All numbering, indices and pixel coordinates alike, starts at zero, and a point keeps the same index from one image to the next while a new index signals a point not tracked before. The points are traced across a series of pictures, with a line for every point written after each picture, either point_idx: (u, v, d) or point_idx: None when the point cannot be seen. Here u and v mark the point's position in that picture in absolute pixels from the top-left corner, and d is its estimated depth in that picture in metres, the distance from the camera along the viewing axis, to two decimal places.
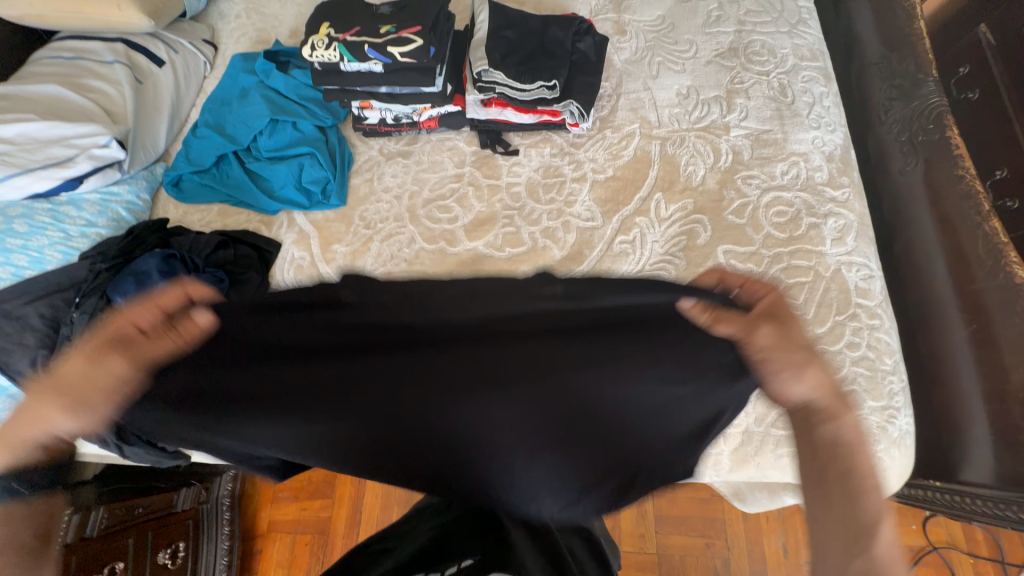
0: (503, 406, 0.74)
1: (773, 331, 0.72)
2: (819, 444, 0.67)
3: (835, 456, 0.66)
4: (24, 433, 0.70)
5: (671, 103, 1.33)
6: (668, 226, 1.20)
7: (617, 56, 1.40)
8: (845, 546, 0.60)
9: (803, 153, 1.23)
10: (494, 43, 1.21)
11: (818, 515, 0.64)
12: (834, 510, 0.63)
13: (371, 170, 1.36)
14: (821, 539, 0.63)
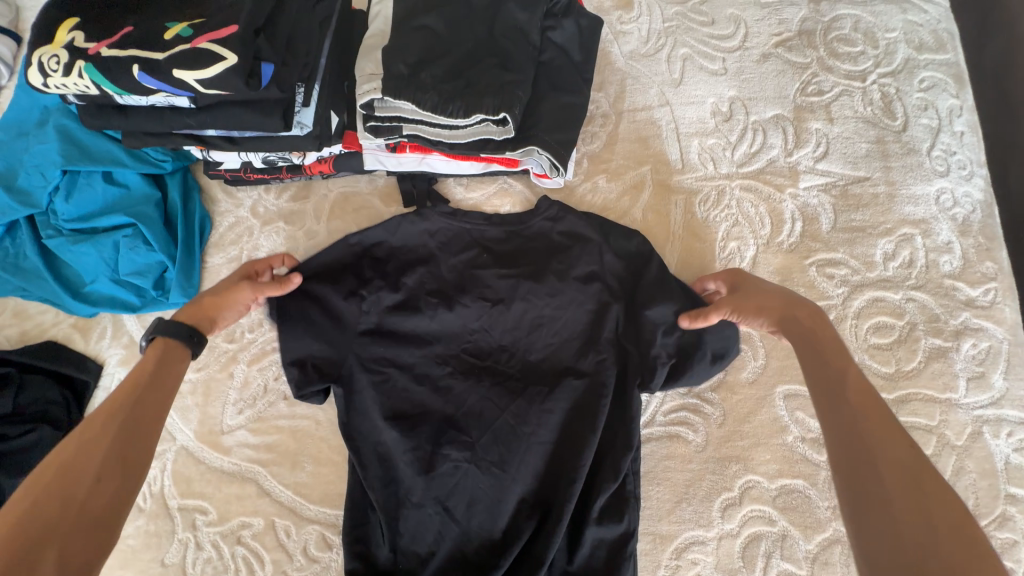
0: (498, 333, 0.77)
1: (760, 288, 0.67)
2: (826, 349, 0.57)
3: (835, 361, 0.55)
4: (144, 380, 0.59)
5: (703, 129, 0.83)
6: None
7: (617, 46, 0.88)
8: (912, 476, 0.45)
9: (921, 221, 0.75)
10: (405, 42, 0.69)
11: (860, 440, 0.48)
12: (877, 420, 0.49)
13: (239, 241, 0.89)
14: (861, 465, 0.47)
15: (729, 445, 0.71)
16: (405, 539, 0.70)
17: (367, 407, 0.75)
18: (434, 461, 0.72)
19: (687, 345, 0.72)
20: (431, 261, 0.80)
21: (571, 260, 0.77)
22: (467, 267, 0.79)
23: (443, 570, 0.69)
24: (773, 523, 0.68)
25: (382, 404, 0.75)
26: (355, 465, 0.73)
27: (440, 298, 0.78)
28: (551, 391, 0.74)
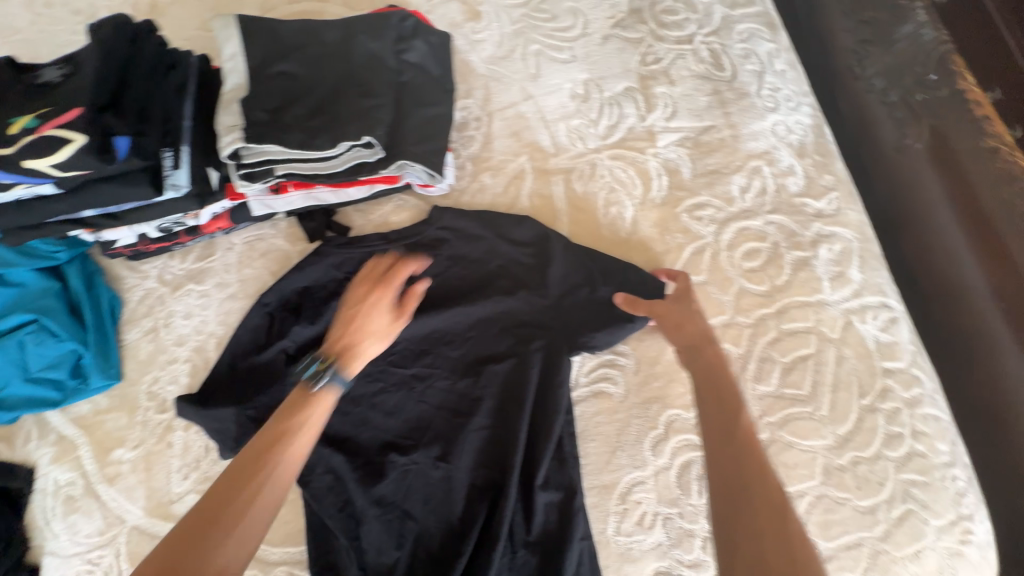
0: (420, 339, 0.82)
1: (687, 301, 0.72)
2: (723, 382, 0.61)
3: (725, 392, 0.60)
4: (301, 434, 0.61)
5: (566, 112, 0.90)
6: None
7: (476, 54, 0.95)
8: (772, 501, 0.51)
9: (764, 152, 0.85)
10: (262, 90, 0.73)
11: (738, 474, 0.53)
12: (753, 454, 0.54)
13: (153, 312, 0.90)
14: (733, 493, 0.52)
15: (647, 388, 0.77)
16: (369, 557, 0.72)
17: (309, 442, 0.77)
18: (384, 471, 0.76)
19: (588, 309, 0.78)
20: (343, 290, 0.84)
21: (470, 260, 0.83)
22: None
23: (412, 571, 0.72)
24: (698, 447, 0.74)
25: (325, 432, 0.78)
26: (308, 500, 0.75)
27: None
28: (479, 380, 0.79)
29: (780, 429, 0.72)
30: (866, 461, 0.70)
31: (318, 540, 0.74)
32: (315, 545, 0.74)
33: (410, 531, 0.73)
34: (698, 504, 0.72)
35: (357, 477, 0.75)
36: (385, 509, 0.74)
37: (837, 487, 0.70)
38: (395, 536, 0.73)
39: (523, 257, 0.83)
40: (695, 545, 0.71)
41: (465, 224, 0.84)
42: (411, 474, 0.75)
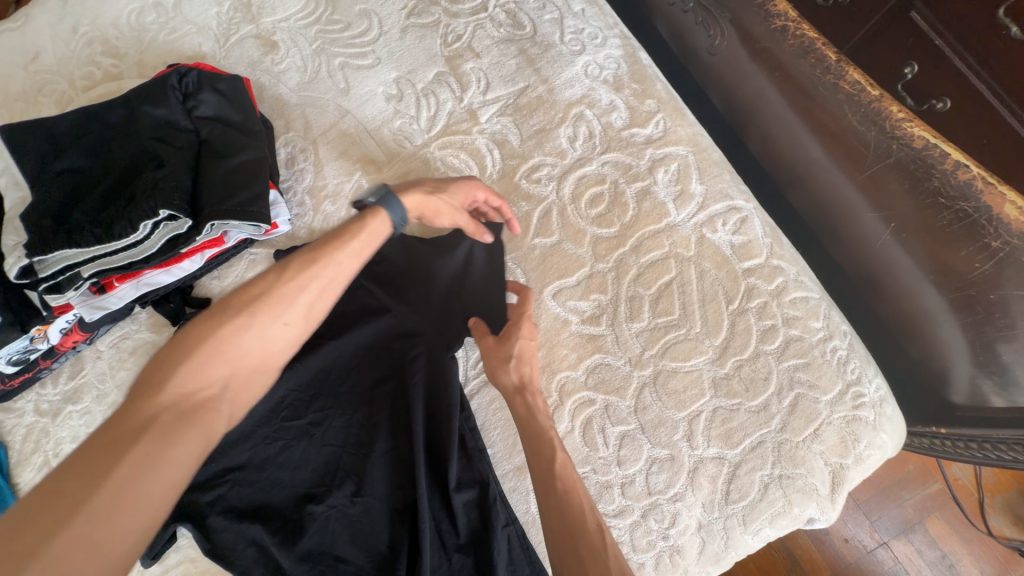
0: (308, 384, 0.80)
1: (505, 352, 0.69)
2: (538, 444, 0.64)
3: (542, 448, 0.64)
4: (288, 297, 0.56)
5: (386, 117, 0.88)
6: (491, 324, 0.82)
7: (282, 86, 0.92)
8: (593, 534, 0.57)
9: (583, 97, 0.84)
10: (45, 195, 0.69)
11: (561, 526, 0.58)
12: (572, 495, 0.60)
13: (40, 446, 0.86)
14: (566, 541, 0.57)
15: None
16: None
17: (222, 523, 0.75)
18: (305, 526, 0.74)
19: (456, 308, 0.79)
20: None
21: None
22: None
23: None
24: (594, 402, 0.74)
25: (236, 508, 0.76)
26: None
27: None
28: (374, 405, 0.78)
29: (663, 359, 0.74)
30: (747, 363, 0.73)
31: None
32: None
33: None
34: (607, 455, 0.73)
35: (277, 542, 0.74)
36: (316, 563, 0.73)
37: (728, 395, 0.72)
38: None
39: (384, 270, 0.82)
40: (615, 494, 0.71)
41: None
42: (332, 519, 0.75)
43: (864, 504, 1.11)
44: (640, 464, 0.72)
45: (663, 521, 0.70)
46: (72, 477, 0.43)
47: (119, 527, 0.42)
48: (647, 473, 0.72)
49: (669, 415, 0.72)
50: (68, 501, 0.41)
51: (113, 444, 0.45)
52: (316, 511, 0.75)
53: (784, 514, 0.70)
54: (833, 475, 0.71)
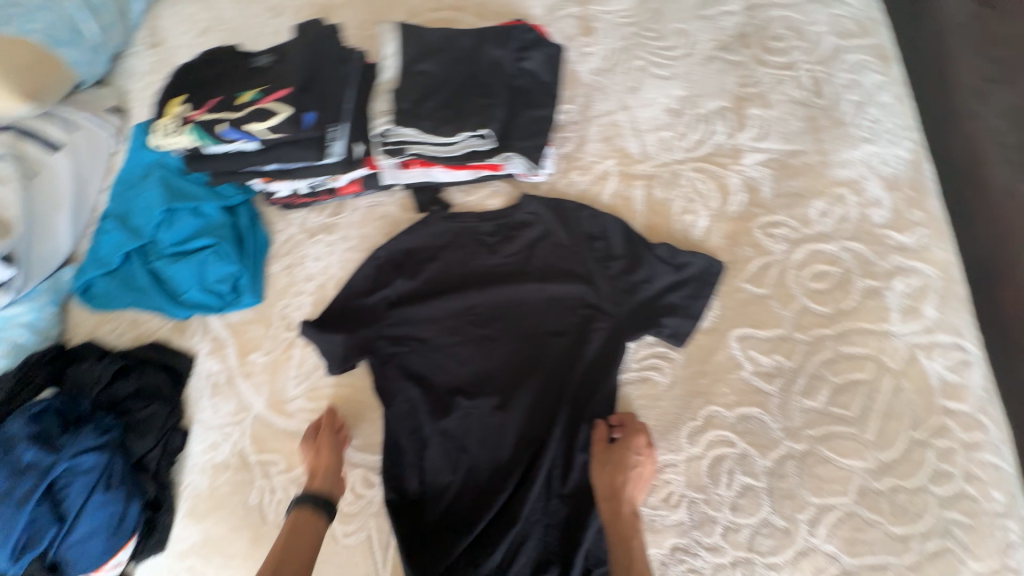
0: (497, 305, 0.95)
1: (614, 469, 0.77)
2: (624, 550, 0.72)
3: (625, 543, 0.73)
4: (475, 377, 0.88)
5: (658, 125, 0.99)
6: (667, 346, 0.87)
7: (582, 66, 1.07)
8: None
9: (851, 181, 0.87)
10: (408, 85, 0.91)
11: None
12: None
13: (291, 252, 1.12)
14: None
15: (694, 384, 0.83)
16: (427, 476, 0.87)
17: (396, 372, 0.95)
18: (452, 407, 0.90)
19: (647, 307, 0.88)
20: (441, 258, 1.00)
21: (549, 244, 0.96)
22: (471, 256, 0.99)
23: (460, 496, 0.85)
24: (734, 445, 0.79)
25: (408, 367, 0.95)
26: (387, 419, 0.92)
27: (451, 284, 0.98)
28: (542, 348, 0.90)
29: (820, 444, 0.76)
30: (905, 491, 0.72)
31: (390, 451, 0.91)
32: (387, 455, 0.91)
33: (463, 461, 0.87)
34: (724, 496, 0.77)
35: (428, 407, 0.91)
36: (447, 440, 0.89)
37: (869, 509, 0.73)
38: (450, 463, 0.87)
39: (600, 249, 0.94)
40: (716, 531, 0.76)
41: (550, 215, 0.97)
42: (473, 415, 0.89)
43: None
44: (752, 520, 0.75)
45: None
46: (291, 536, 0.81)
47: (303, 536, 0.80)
48: (754, 531, 0.75)
49: (802, 495, 0.75)
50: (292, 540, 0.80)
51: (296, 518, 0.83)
52: (464, 403, 0.90)
53: None
54: None
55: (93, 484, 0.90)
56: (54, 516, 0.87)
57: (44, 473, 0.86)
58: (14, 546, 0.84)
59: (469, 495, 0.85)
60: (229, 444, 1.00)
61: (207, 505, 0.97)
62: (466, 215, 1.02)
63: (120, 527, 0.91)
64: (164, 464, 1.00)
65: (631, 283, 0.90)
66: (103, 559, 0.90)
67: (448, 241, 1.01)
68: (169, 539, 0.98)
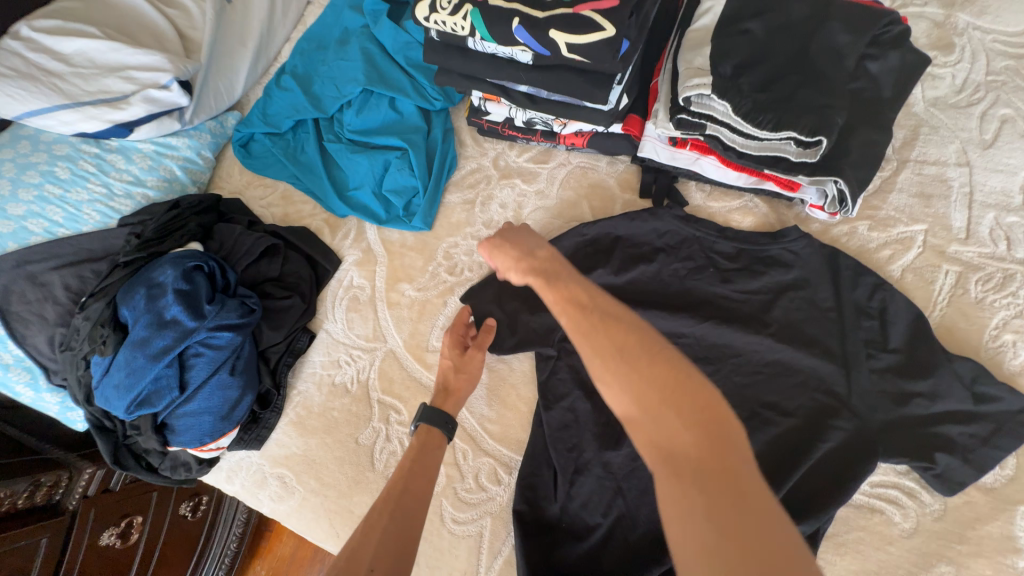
0: (712, 348, 0.76)
1: (518, 249, 0.69)
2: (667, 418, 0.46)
3: (679, 371, 0.49)
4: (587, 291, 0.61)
5: (1005, 202, 0.74)
6: (921, 485, 0.68)
7: (922, 89, 0.81)
8: (687, 504, 0.42)
9: None
10: (729, 44, 0.69)
11: (701, 480, 0.42)
12: (653, 436, 0.46)
13: (476, 187, 0.96)
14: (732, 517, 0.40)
15: (942, 545, 0.65)
16: (572, 505, 0.76)
17: (567, 374, 0.81)
18: (622, 440, 0.76)
19: (911, 427, 0.68)
20: (658, 262, 0.81)
21: (806, 298, 0.75)
22: (696, 274, 0.80)
23: (604, 544, 0.73)
24: None
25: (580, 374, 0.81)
26: (542, 422, 0.80)
27: (662, 298, 0.80)
28: (757, 422, 0.72)
29: None
30: None
31: (534, 458, 0.79)
32: (529, 462, 0.79)
33: (618, 506, 0.74)
34: None
35: (592, 430, 0.78)
36: (604, 475, 0.75)
37: None
38: (604, 504, 0.74)
39: (870, 331, 0.73)
40: None
41: (817, 264, 0.76)
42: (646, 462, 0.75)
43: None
44: None
45: None
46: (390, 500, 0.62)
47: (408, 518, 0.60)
48: None
49: None
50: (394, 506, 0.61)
51: (401, 484, 0.64)
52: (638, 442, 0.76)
53: None
54: None
55: (220, 363, 0.82)
56: (177, 382, 0.80)
57: (182, 335, 0.79)
58: (133, 397, 0.79)
59: (617, 549, 0.72)
60: (354, 369, 0.92)
61: (315, 423, 0.90)
62: (705, 222, 0.81)
63: (231, 414, 0.84)
64: (283, 363, 0.92)
65: (902, 390, 0.70)
66: (205, 440, 0.83)
67: (674, 247, 0.82)
68: (266, 439, 0.91)
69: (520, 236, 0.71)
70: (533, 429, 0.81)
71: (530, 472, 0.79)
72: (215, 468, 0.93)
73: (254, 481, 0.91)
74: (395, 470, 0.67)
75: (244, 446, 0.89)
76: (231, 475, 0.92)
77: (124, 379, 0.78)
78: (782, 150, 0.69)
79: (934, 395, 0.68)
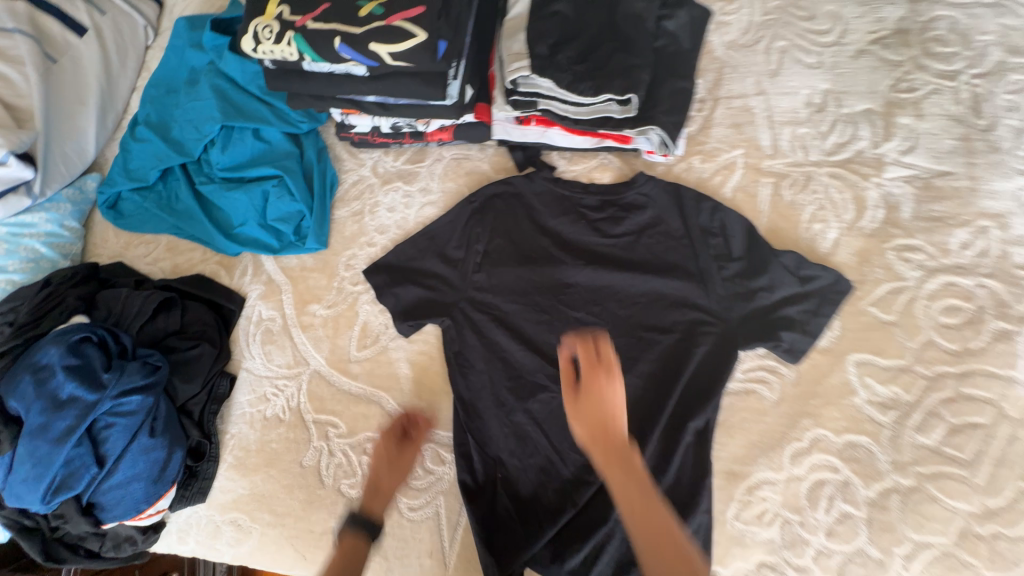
0: (596, 292, 0.88)
1: (585, 394, 0.68)
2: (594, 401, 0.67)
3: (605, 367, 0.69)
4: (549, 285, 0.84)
5: (797, 118, 0.90)
6: (779, 362, 0.82)
7: (717, 36, 0.95)
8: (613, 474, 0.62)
9: (999, 214, 0.81)
10: (541, 27, 0.77)
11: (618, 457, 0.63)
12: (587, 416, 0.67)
13: (362, 197, 1.00)
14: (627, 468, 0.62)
15: (803, 404, 0.80)
16: (508, 461, 0.83)
17: (476, 344, 0.88)
18: (538, 391, 0.85)
19: (760, 317, 0.82)
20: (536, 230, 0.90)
21: (664, 234, 0.88)
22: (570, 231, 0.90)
23: (544, 488, 0.81)
24: (836, 471, 0.77)
25: (489, 343, 0.88)
26: (465, 396, 0.86)
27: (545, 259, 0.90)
28: (643, 346, 0.84)
29: (928, 482, 0.74)
30: (1008, 540, 0.72)
31: (463, 429, 0.86)
32: (460, 433, 0.86)
33: (543, 449, 0.83)
34: (820, 520, 0.76)
35: (507, 389, 0.86)
36: (527, 425, 0.84)
37: (966, 551, 0.72)
38: (534, 450, 0.83)
39: (719, 247, 0.86)
40: (807, 553, 0.75)
41: (667, 202, 0.88)
42: (562, 404, 0.84)
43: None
44: (847, 548, 0.74)
45: None
46: (373, 489, 0.78)
47: (387, 489, 0.78)
48: (847, 559, 0.74)
49: (901, 530, 0.73)
50: (378, 489, 0.78)
51: (386, 466, 0.80)
52: (551, 386, 0.85)
53: None
54: None
55: (137, 428, 0.81)
56: (93, 457, 0.78)
57: (85, 410, 0.77)
58: (48, 487, 0.75)
59: (553, 487, 0.81)
60: (283, 398, 0.93)
61: (255, 460, 0.91)
62: (567, 184, 0.91)
63: (162, 476, 0.83)
64: (208, 412, 0.91)
65: (750, 289, 0.83)
66: (141, 507, 0.82)
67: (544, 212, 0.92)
68: (210, 490, 0.91)
69: (593, 375, 0.69)
70: (456, 402, 0.87)
71: (464, 444, 0.85)
72: (163, 534, 0.91)
73: (207, 534, 0.90)
74: (377, 454, 0.82)
75: (187, 502, 0.89)
76: (181, 536, 0.91)
77: (32, 470, 0.75)
78: (608, 111, 0.78)
79: (773, 287, 0.82)
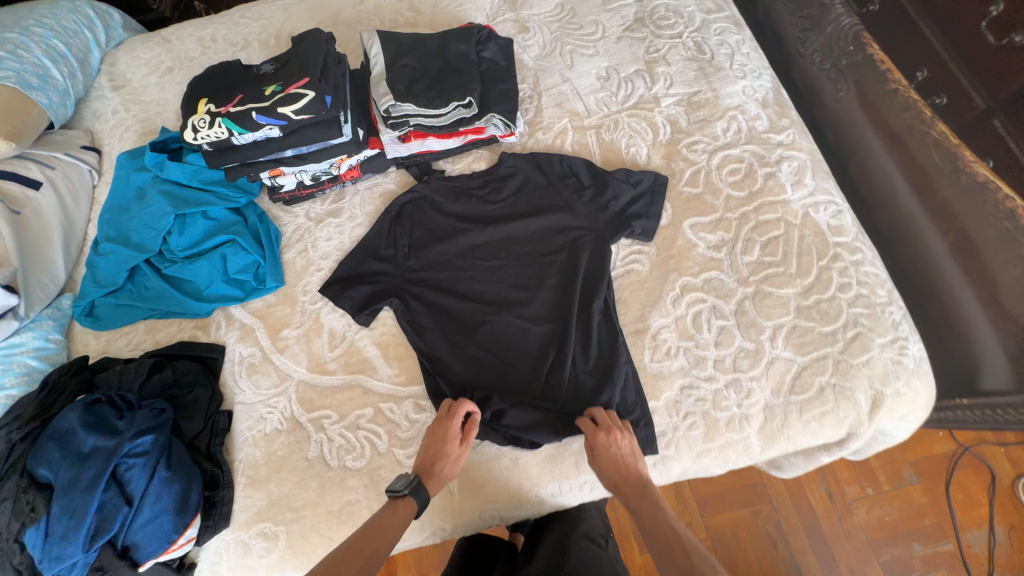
0: (500, 243, 1.14)
1: (609, 460, 0.89)
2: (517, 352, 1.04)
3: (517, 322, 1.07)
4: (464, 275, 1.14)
5: (595, 88, 1.27)
6: (642, 244, 1.11)
7: (526, 55, 1.34)
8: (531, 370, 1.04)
9: (738, 105, 1.19)
10: (397, 75, 1.11)
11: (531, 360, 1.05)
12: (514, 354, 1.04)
13: (303, 239, 1.24)
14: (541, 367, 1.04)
15: (667, 265, 1.08)
16: (473, 386, 1.03)
17: (423, 310, 1.10)
18: (479, 327, 1.07)
19: (616, 217, 1.12)
20: (442, 215, 1.18)
21: (534, 187, 1.18)
22: (467, 208, 1.18)
23: (507, 395, 1.01)
24: (705, 300, 1.03)
25: (432, 306, 1.10)
26: (425, 351, 1.07)
27: (455, 232, 1.16)
28: (545, 267, 1.10)
29: (763, 284, 1.03)
30: (825, 300, 1.00)
31: (432, 378, 1.05)
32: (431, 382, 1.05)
33: (497, 368, 1.04)
34: (707, 338, 1.00)
35: (455, 334, 1.07)
36: (479, 355, 1.05)
37: (805, 318, 0.99)
38: (490, 371, 1.03)
39: (573, 183, 1.17)
40: (708, 364, 0.99)
41: (528, 166, 1.20)
42: (500, 329, 1.06)
43: (877, 541, 1.42)
44: (731, 349, 0.99)
45: (739, 394, 0.96)
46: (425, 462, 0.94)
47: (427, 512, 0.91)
48: (735, 357, 0.98)
49: (759, 321, 1.00)
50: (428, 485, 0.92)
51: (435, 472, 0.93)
52: (487, 320, 1.07)
53: (830, 414, 0.94)
54: (874, 398, 0.94)
55: (154, 463, 0.93)
56: (122, 498, 0.90)
57: (107, 456, 0.89)
58: (85, 533, 0.86)
59: (513, 391, 1.02)
60: (277, 413, 1.08)
61: (265, 472, 1.03)
62: (456, 178, 1.21)
63: (186, 505, 0.93)
64: (215, 444, 1.04)
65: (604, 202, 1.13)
66: (172, 538, 0.91)
67: (444, 202, 1.19)
68: (231, 514, 1.01)
69: (612, 444, 0.90)
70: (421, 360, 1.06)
71: (435, 388, 1.04)
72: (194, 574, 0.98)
73: (237, 555, 0.98)
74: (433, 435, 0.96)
75: (213, 529, 0.98)
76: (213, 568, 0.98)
77: (69, 523, 0.85)
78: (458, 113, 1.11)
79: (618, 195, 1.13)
